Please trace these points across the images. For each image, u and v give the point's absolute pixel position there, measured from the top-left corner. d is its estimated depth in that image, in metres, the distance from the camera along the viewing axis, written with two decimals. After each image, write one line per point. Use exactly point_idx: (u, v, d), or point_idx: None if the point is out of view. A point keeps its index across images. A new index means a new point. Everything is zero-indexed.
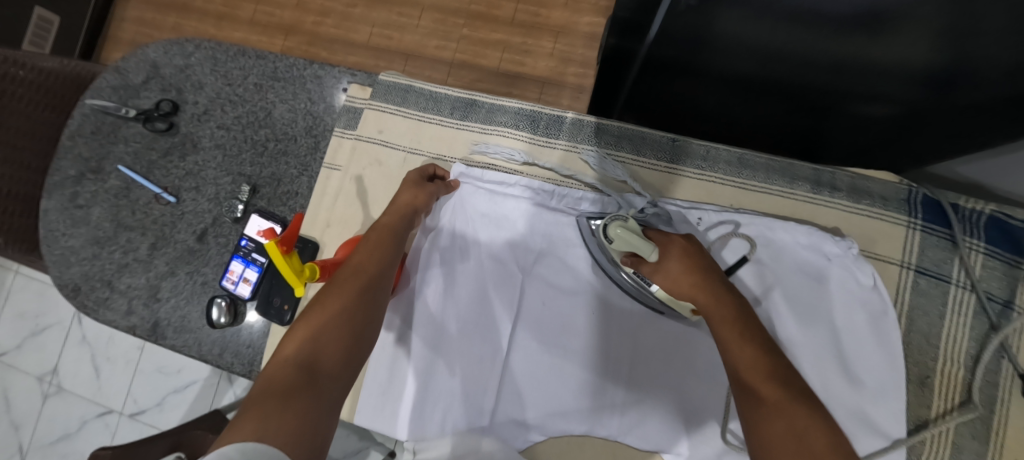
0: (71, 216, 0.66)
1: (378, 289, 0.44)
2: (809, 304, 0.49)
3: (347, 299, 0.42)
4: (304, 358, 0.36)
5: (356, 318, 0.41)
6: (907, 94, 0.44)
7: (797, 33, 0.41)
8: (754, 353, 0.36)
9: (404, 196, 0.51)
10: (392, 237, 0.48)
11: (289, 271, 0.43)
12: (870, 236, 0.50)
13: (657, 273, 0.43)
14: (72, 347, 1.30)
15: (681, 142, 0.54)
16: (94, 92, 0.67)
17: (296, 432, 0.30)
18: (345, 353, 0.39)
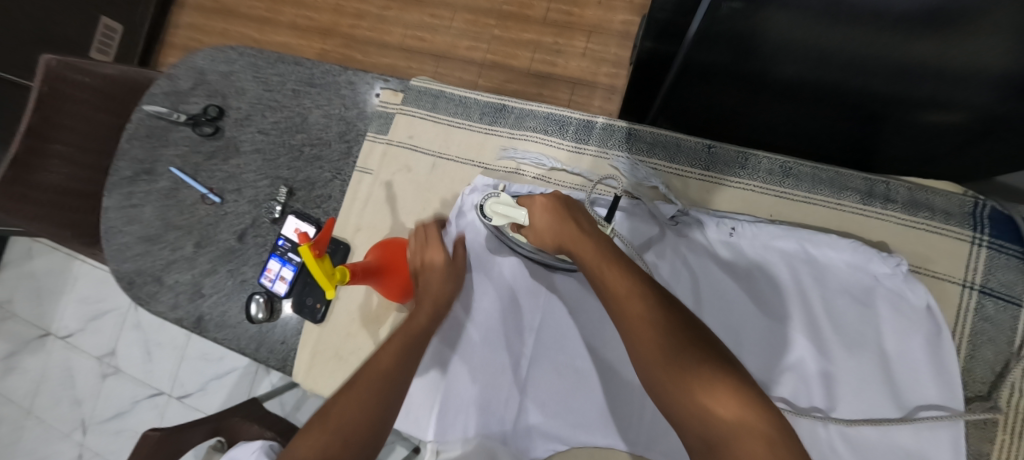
0: (126, 214, 0.70)
1: (396, 380, 0.44)
2: (855, 326, 0.45)
3: (356, 411, 0.40)
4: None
5: (362, 432, 0.39)
6: (978, 98, 0.39)
7: (849, 33, 0.38)
8: (619, 276, 0.37)
9: (433, 287, 0.51)
10: (405, 339, 0.47)
11: (321, 275, 0.43)
12: (927, 253, 0.46)
13: (532, 232, 0.47)
14: (127, 332, 1.40)
15: (718, 150, 0.51)
16: (148, 98, 0.71)
17: None
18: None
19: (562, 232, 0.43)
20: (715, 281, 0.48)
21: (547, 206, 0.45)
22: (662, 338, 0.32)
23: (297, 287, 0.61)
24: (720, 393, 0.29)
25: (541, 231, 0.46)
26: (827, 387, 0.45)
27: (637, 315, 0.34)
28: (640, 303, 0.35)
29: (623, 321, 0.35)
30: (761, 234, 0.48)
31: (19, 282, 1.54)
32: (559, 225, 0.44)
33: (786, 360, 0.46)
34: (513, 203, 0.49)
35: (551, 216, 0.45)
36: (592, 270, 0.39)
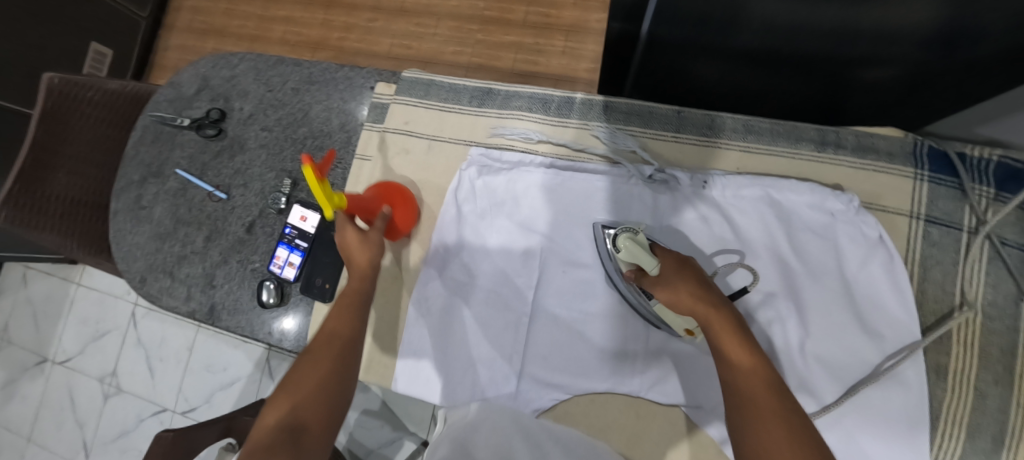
0: (137, 215, 0.74)
1: (353, 348, 0.49)
2: (819, 259, 0.50)
3: (329, 362, 0.46)
4: (287, 422, 0.41)
5: (332, 379, 0.45)
6: (911, 52, 0.44)
7: (794, 8, 0.42)
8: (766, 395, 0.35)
9: (360, 256, 0.54)
10: (355, 304, 0.52)
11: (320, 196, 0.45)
12: (876, 190, 0.52)
13: (657, 288, 0.43)
14: (129, 350, 1.40)
15: (687, 114, 0.57)
16: (153, 106, 0.76)
17: None
18: (326, 412, 0.43)
19: (692, 308, 0.40)
20: (693, 230, 0.53)
21: (683, 267, 0.42)
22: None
23: (305, 271, 0.64)
24: None
25: (673, 289, 0.41)
26: (798, 316, 0.50)
27: (779, 435, 0.33)
28: (785, 433, 0.33)
29: (759, 430, 0.34)
30: (731, 185, 0.53)
31: (15, 309, 1.54)
32: (695, 297, 0.41)
33: (761, 296, 0.51)
34: (646, 244, 0.44)
35: (685, 285, 0.41)
36: (729, 372, 0.37)
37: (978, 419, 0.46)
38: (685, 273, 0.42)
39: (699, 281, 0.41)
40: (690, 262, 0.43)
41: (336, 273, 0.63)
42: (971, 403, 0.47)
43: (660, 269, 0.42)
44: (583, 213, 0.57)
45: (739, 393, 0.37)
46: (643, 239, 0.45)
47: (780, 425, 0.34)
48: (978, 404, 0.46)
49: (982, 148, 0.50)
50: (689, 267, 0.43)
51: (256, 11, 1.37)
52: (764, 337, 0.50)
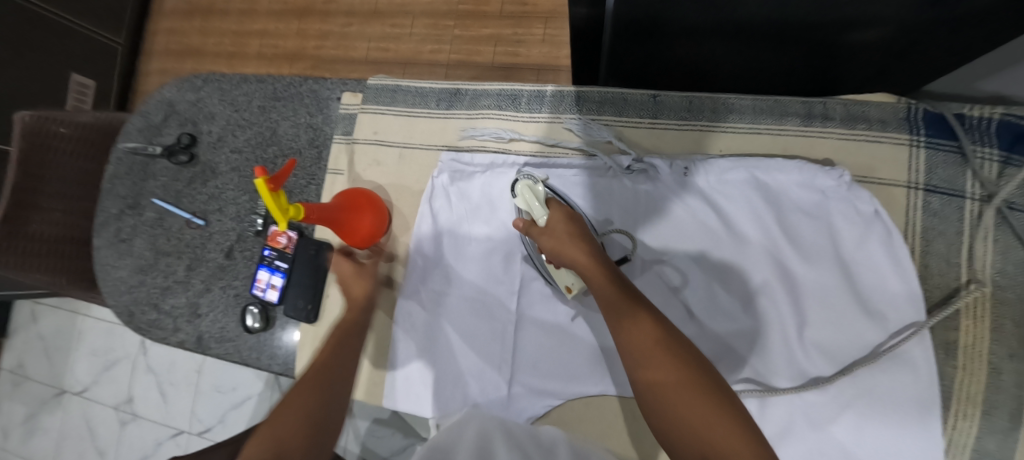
0: (117, 249, 0.73)
1: (339, 381, 0.46)
2: (812, 241, 0.47)
3: (315, 395, 0.43)
4: (268, 455, 0.37)
5: (317, 412, 0.42)
6: (895, 12, 0.41)
7: None
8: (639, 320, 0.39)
9: (357, 288, 0.56)
10: (356, 335, 0.52)
11: (276, 209, 0.44)
12: (870, 162, 0.48)
13: (545, 235, 0.48)
14: (140, 377, 1.42)
15: (663, 98, 0.54)
16: (123, 136, 0.74)
17: None
18: (307, 449, 0.39)
19: (574, 259, 0.45)
20: (676, 220, 0.51)
21: (565, 219, 0.48)
22: (680, 388, 0.36)
23: (287, 295, 0.63)
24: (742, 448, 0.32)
25: (557, 238, 0.46)
26: (795, 302, 0.47)
27: (648, 346, 0.38)
28: (656, 347, 0.38)
29: (643, 363, 0.38)
30: (714, 170, 0.50)
31: (29, 344, 1.56)
32: (577, 246, 0.45)
33: (751, 285, 0.48)
34: (542, 195, 0.49)
35: (568, 235, 0.46)
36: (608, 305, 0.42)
37: (993, 397, 0.44)
38: (568, 225, 0.47)
39: (576, 229, 0.47)
40: (575, 215, 0.49)
41: (318, 293, 0.62)
42: (985, 381, 0.44)
43: (549, 218, 0.48)
44: None
45: (621, 333, 0.40)
46: (543, 190, 0.49)
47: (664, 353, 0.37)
48: (993, 381, 0.44)
49: (981, 106, 0.46)
50: (575, 219, 0.48)
51: (231, 26, 1.35)
52: (756, 327, 0.48)
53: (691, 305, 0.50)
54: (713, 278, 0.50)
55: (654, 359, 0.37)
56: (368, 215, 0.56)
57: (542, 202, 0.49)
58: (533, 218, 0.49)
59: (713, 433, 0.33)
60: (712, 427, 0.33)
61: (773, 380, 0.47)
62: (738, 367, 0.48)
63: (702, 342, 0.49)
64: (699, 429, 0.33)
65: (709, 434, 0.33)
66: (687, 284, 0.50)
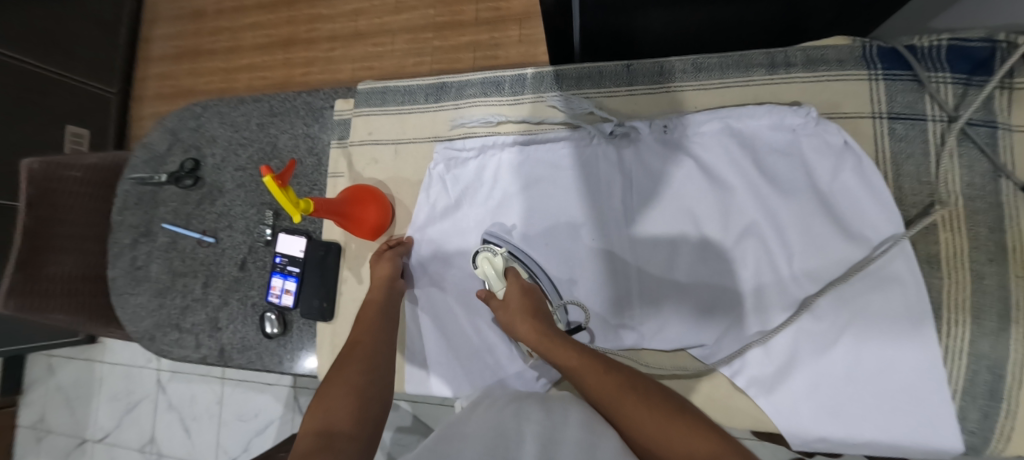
0: (134, 276, 0.76)
1: (378, 354, 0.49)
2: (789, 177, 0.50)
3: (355, 368, 0.47)
4: (321, 428, 0.40)
5: (361, 381, 0.45)
6: None
7: None
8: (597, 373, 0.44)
9: (380, 269, 0.57)
10: (381, 312, 0.54)
11: (286, 203, 0.47)
12: (835, 98, 0.52)
13: (502, 311, 0.53)
14: (161, 415, 1.42)
15: (635, 66, 0.57)
16: (131, 169, 0.78)
17: None
18: (357, 414, 0.42)
19: (527, 335, 0.50)
20: (663, 175, 0.54)
21: (521, 294, 0.53)
22: (650, 413, 0.40)
23: (303, 297, 0.65)
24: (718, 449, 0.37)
25: (511, 314, 0.52)
26: (782, 237, 0.50)
27: (613, 389, 0.43)
28: (623, 390, 0.42)
29: (617, 413, 0.41)
30: (691, 124, 0.53)
31: (47, 398, 1.56)
32: (529, 320, 0.50)
33: (739, 230, 0.51)
34: (502, 267, 0.55)
35: (520, 309, 0.52)
36: (569, 367, 0.46)
37: (979, 302, 0.46)
38: (522, 300, 0.53)
39: (528, 305, 0.52)
40: (528, 287, 0.54)
41: (331, 292, 0.64)
42: (970, 288, 0.46)
43: (505, 291, 0.54)
44: (555, 182, 0.57)
45: (588, 389, 0.44)
46: (501, 261, 0.55)
47: (629, 396, 0.42)
48: (977, 288, 0.46)
49: (928, 36, 0.50)
50: (527, 292, 0.54)
51: (220, 64, 1.39)
52: (749, 265, 0.51)
53: (685, 255, 0.53)
54: (703, 224, 0.52)
55: (617, 396, 0.42)
56: (372, 208, 0.60)
57: (500, 272, 0.55)
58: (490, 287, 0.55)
59: (696, 448, 0.37)
60: (696, 444, 0.37)
61: (773, 314, 0.50)
62: (735, 305, 0.51)
63: (703, 286, 0.52)
64: (684, 450, 0.37)
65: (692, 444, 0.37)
66: (681, 234, 0.53)
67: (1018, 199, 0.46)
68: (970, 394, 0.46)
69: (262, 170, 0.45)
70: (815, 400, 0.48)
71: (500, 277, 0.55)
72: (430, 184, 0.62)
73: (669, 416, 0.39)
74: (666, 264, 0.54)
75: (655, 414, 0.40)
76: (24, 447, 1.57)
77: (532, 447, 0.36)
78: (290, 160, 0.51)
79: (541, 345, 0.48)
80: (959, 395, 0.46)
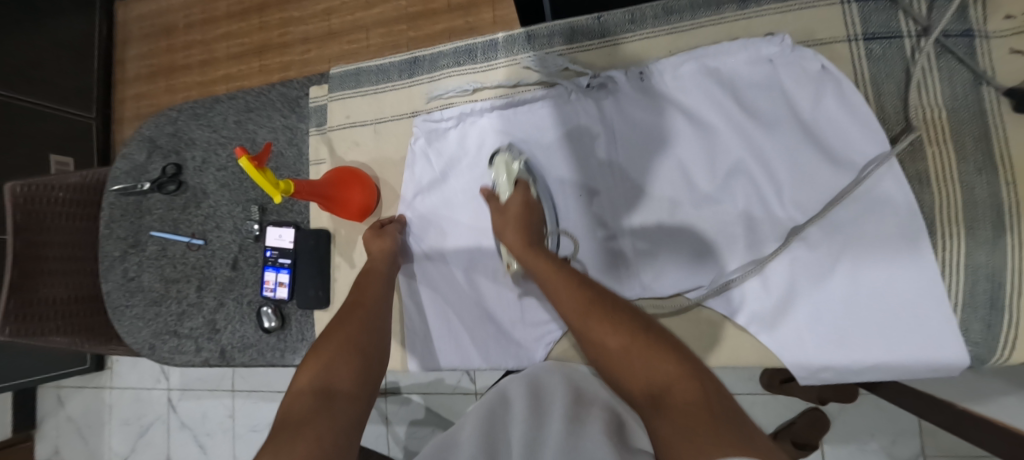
0: (127, 288, 0.76)
1: (378, 319, 0.51)
2: (770, 109, 0.50)
3: (356, 329, 0.49)
4: (320, 385, 0.43)
5: (361, 342, 0.48)
6: None
7: None
8: (564, 287, 0.45)
9: (377, 244, 0.57)
10: (380, 280, 0.55)
11: (266, 184, 0.47)
12: (810, 26, 0.51)
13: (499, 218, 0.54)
14: (175, 435, 1.41)
15: (606, 18, 0.57)
16: (112, 181, 0.77)
17: (317, 436, 0.37)
18: (356, 375, 0.45)
19: (513, 242, 0.51)
20: (644, 124, 0.53)
21: (518, 206, 0.54)
22: (609, 333, 0.39)
23: (296, 288, 0.65)
24: (674, 373, 0.35)
25: (506, 222, 0.53)
26: (768, 171, 0.50)
27: (575, 302, 0.43)
28: (586, 303, 0.42)
29: (587, 326, 0.41)
30: (668, 69, 0.53)
31: (60, 430, 1.55)
32: (517, 233, 0.52)
33: (726, 169, 0.51)
34: (517, 172, 0.55)
35: (513, 222, 0.52)
36: (544, 279, 0.47)
37: (972, 211, 0.45)
38: (520, 208, 0.53)
39: (523, 214, 0.53)
40: (530, 201, 0.54)
41: (325, 279, 0.64)
42: (960, 199, 0.45)
43: (509, 196, 0.55)
44: (537, 143, 0.57)
45: (562, 302, 0.44)
46: (518, 169, 0.55)
47: (596, 314, 0.41)
48: (968, 198, 0.45)
49: None
50: (528, 207, 0.54)
51: (196, 78, 1.38)
52: (739, 203, 0.51)
53: (675, 201, 0.52)
54: (689, 168, 0.52)
55: (583, 309, 0.42)
56: (357, 189, 0.59)
57: (512, 179, 0.55)
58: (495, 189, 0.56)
59: (655, 372, 0.36)
60: (654, 369, 0.36)
61: (764, 247, 0.50)
62: (726, 245, 0.51)
63: (694, 228, 0.52)
64: (643, 373, 0.36)
65: (650, 374, 0.36)
66: (667, 179, 0.53)
67: (1001, 105, 0.45)
68: (970, 306, 0.45)
69: (237, 153, 0.44)
70: (815, 327, 0.49)
71: (513, 181, 0.55)
72: (413, 161, 0.61)
73: (635, 341, 0.38)
74: (656, 212, 0.53)
75: (621, 336, 0.39)
76: None
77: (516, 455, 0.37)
78: (267, 143, 0.50)
79: (526, 255, 0.49)
80: (960, 308, 0.46)
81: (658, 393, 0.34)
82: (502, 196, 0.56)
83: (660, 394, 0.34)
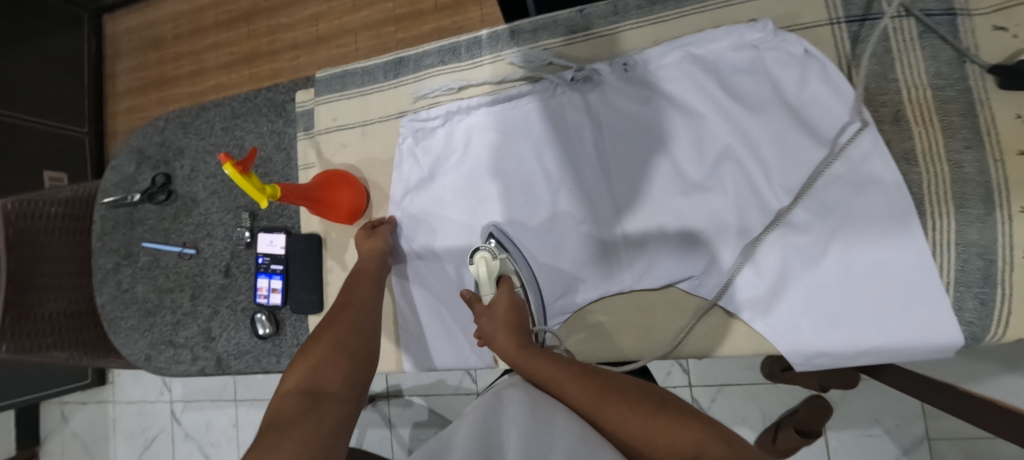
0: (121, 300, 0.75)
1: (367, 319, 0.51)
2: (755, 94, 0.50)
3: (344, 330, 0.49)
4: (308, 387, 0.43)
5: (350, 343, 0.48)
6: None
7: None
8: (562, 374, 0.43)
9: (366, 245, 0.57)
10: (370, 280, 0.55)
11: (252, 189, 0.46)
12: (793, 10, 0.51)
13: (484, 316, 0.53)
14: (180, 446, 1.41)
15: (589, 10, 0.56)
16: (103, 193, 0.77)
17: (304, 436, 0.37)
18: (345, 376, 0.45)
19: (507, 349, 0.48)
20: (630, 114, 0.53)
21: (506, 302, 0.53)
22: (621, 410, 0.38)
23: (290, 293, 0.64)
24: (699, 437, 0.35)
25: (494, 324, 0.51)
26: (756, 157, 0.50)
27: (578, 388, 0.41)
28: (588, 386, 0.41)
29: (599, 413, 0.39)
30: (651, 59, 0.53)
31: (66, 446, 1.55)
32: (506, 334, 0.49)
33: (714, 158, 0.51)
34: (497, 271, 0.55)
35: (502, 322, 0.51)
36: (539, 376, 0.44)
37: (961, 189, 0.45)
38: (506, 308, 0.52)
39: (510, 314, 0.52)
40: (518, 301, 0.53)
41: (318, 283, 0.64)
42: (949, 177, 0.45)
43: (495, 297, 0.54)
44: (523, 139, 0.57)
45: (565, 391, 0.41)
46: (499, 265, 0.55)
47: (604, 395, 0.40)
48: (957, 175, 0.45)
49: None
50: (514, 306, 0.53)
51: (187, 89, 1.38)
52: (728, 189, 0.50)
53: (664, 189, 0.52)
54: (677, 156, 0.52)
55: (589, 396, 0.40)
56: (346, 191, 0.59)
57: (493, 276, 0.55)
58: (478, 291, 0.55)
59: (683, 439, 0.35)
60: (679, 436, 0.35)
61: (755, 233, 0.50)
62: (717, 232, 0.51)
63: (685, 217, 0.52)
64: (671, 444, 0.35)
65: (679, 441, 0.35)
66: (656, 169, 0.53)
67: (986, 82, 0.45)
68: (963, 284, 0.45)
69: (221, 159, 0.44)
70: (809, 311, 0.48)
71: (492, 283, 0.55)
72: (402, 162, 0.61)
73: (652, 413, 0.37)
74: (645, 201, 0.53)
75: (637, 412, 0.38)
76: None
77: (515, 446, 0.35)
78: (252, 147, 0.50)
79: (522, 359, 0.46)
80: (953, 287, 0.45)
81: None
82: (487, 299, 0.54)
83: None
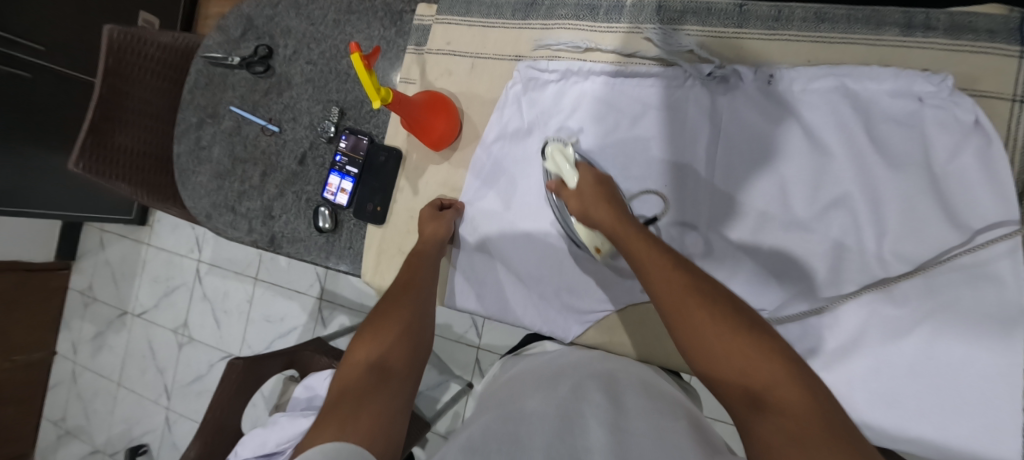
0: (198, 156, 0.78)
1: (427, 302, 0.52)
2: (901, 150, 0.46)
3: (410, 310, 0.49)
4: (375, 360, 0.44)
5: (414, 325, 0.48)
6: None
7: None
8: (659, 264, 0.41)
9: (431, 228, 0.57)
10: (430, 264, 0.55)
11: (370, 85, 0.46)
12: (974, 73, 0.46)
13: (574, 197, 0.51)
14: (196, 303, 1.48)
15: (750, 8, 0.52)
16: (204, 49, 0.78)
17: (377, 416, 0.38)
18: (409, 354, 0.46)
19: (604, 217, 0.47)
20: (756, 131, 0.50)
21: (598, 183, 0.50)
22: (702, 319, 0.37)
23: (356, 198, 0.66)
24: (781, 380, 0.33)
25: (585, 202, 0.49)
26: (875, 215, 0.47)
27: (670, 283, 0.40)
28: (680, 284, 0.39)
29: (677, 308, 0.38)
30: (800, 79, 0.49)
31: (96, 269, 1.64)
32: (601, 208, 0.48)
33: (828, 203, 0.48)
34: (572, 157, 0.52)
35: (592, 196, 0.49)
36: (633, 254, 0.43)
37: None
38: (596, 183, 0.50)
39: (602, 191, 0.49)
40: (602, 177, 0.51)
41: (387, 197, 0.65)
42: None
43: (578, 180, 0.51)
44: (634, 119, 0.55)
45: (651, 279, 0.41)
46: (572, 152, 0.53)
47: (697, 298, 0.38)
48: None
49: None
50: (602, 181, 0.50)
51: None
52: (832, 238, 0.48)
53: (765, 217, 0.50)
54: (792, 188, 0.49)
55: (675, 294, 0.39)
56: (443, 118, 0.59)
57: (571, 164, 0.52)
58: (562, 179, 0.52)
59: (763, 375, 0.34)
60: (750, 357, 0.34)
61: (843, 290, 0.48)
62: (802, 277, 0.49)
63: (774, 253, 0.50)
64: (695, 329, 0.37)
65: (750, 373, 0.34)
66: (764, 195, 0.50)
67: None
68: None
69: (351, 47, 0.44)
70: (872, 384, 0.47)
71: (573, 165, 0.52)
72: (506, 106, 0.60)
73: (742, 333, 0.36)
74: (740, 220, 0.51)
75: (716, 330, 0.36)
76: (71, 310, 1.66)
77: (609, 437, 0.33)
78: (376, 48, 0.50)
79: (614, 226, 0.46)
80: None
81: (753, 384, 0.34)
82: (571, 185, 0.52)
83: (759, 397, 0.33)
